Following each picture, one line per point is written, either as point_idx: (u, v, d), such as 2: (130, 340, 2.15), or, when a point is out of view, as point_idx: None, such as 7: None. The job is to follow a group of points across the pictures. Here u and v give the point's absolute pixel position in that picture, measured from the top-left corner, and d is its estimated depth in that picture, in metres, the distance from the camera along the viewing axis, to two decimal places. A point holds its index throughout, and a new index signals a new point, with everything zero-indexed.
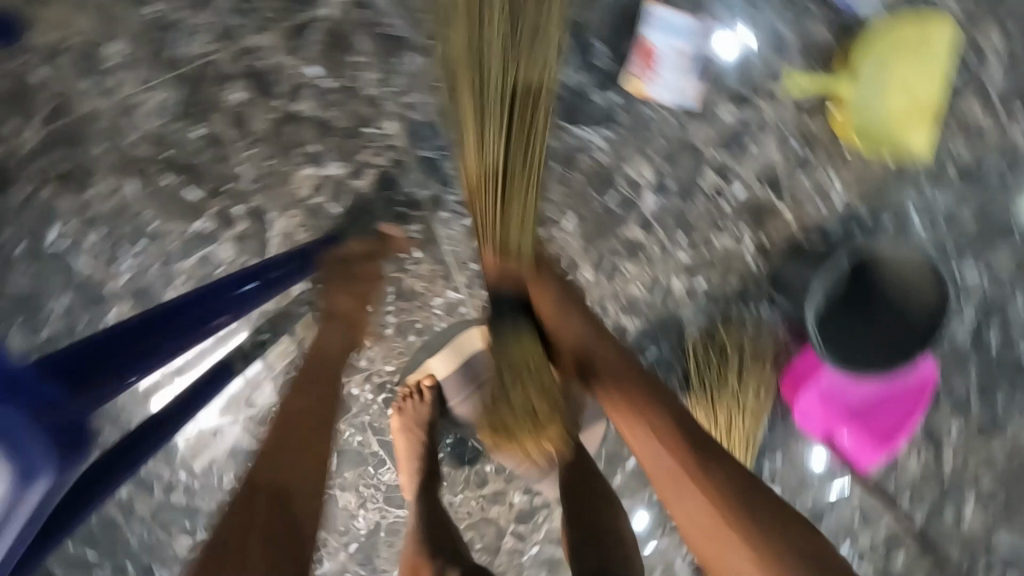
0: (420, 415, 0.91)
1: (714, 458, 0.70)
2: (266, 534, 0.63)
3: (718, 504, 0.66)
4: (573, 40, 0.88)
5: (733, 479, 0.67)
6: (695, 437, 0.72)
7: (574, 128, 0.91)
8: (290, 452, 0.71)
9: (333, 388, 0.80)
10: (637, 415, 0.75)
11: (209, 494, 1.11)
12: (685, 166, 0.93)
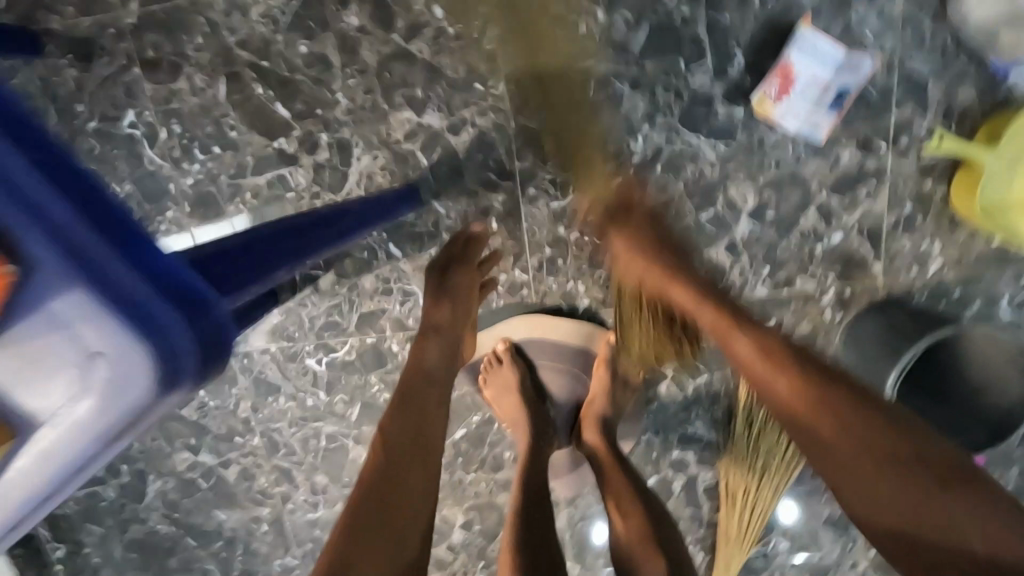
0: (507, 382, 0.97)
1: (867, 410, 0.56)
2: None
3: (892, 481, 0.52)
4: (715, 44, 0.83)
5: (903, 442, 0.54)
6: (820, 363, 0.60)
7: (689, 135, 0.87)
8: (390, 480, 0.65)
9: (430, 405, 0.74)
10: (749, 357, 0.63)
11: (223, 415, 1.09)
12: (789, 200, 0.89)
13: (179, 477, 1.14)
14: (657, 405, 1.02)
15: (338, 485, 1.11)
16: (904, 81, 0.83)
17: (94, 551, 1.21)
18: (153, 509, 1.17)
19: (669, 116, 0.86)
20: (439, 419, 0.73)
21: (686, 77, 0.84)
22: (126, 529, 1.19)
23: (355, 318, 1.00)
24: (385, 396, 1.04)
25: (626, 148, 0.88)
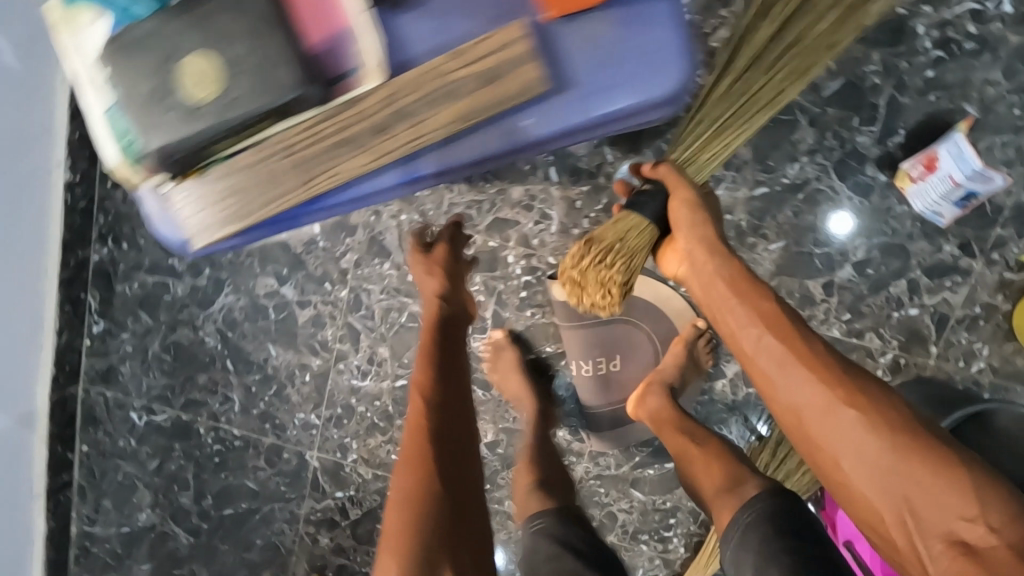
0: (510, 361, 1.12)
1: (875, 413, 0.67)
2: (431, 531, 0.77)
3: (901, 474, 0.64)
4: (888, 117, 0.99)
5: (902, 429, 0.65)
6: (832, 368, 0.71)
7: (836, 180, 1.02)
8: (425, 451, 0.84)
9: (449, 380, 0.92)
10: (774, 361, 0.74)
11: (324, 259, 1.15)
12: (888, 266, 1.05)
13: (253, 299, 1.18)
14: (708, 397, 1.13)
15: (396, 364, 1.18)
16: (1015, 206, 1.00)
17: (132, 339, 1.22)
18: (211, 320, 1.20)
19: (827, 158, 1.01)
20: (461, 386, 0.94)
21: (854, 132, 1.00)
22: (174, 330, 1.21)
23: (489, 220, 1.10)
24: (479, 299, 1.13)
25: (782, 169, 1.02)
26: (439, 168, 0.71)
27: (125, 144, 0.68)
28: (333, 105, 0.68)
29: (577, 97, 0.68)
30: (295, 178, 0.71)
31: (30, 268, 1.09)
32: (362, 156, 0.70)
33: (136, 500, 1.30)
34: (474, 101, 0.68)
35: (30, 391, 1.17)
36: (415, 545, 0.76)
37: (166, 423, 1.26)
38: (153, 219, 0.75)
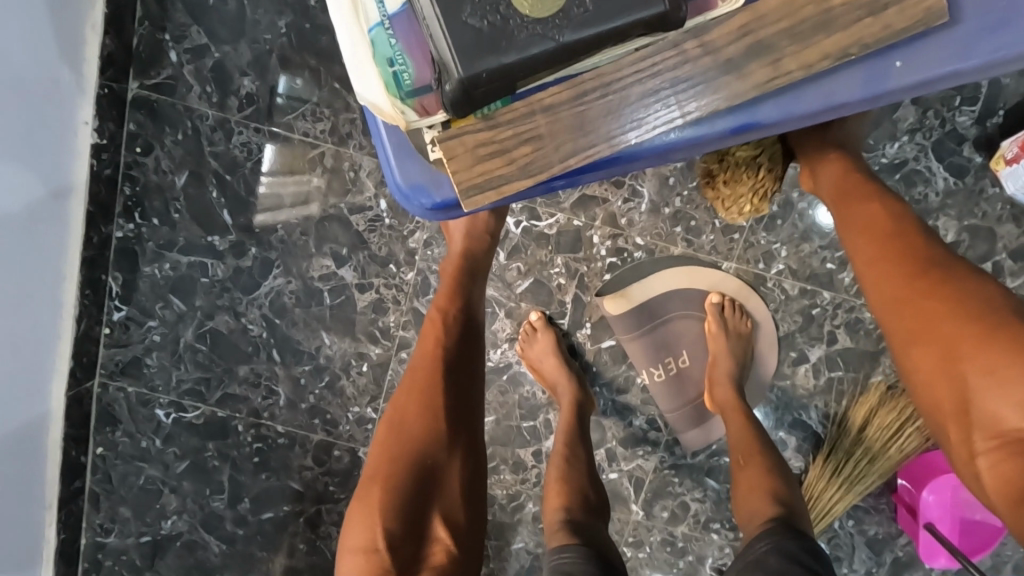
0: (548, 348, 1.04)
1: (958, 303, 0.61)
2: (399, 495, 0.77)
3: (972, 360, 0.57)
4: (988, 97, 0.98)
5: (976, 319, 0.59)
6: (926, 261, 0.66)
7: (932, 161, 1.00)
8: (413, 417, 0.82)
9: (457, 350, 0.87)
10: (862, 254, 0.72)
11: (389, 238, 1.06)
12: (977, 249, 1.03)
13: (306, 282, 1.07)
14: (787, 383, 1.09)
15: None
16: None
17: (160, 328, 1.09)
18: (256, 306, 1.08)
19: (925, 138, 1.00)
20: (471, 360, 0.88)
21: (955, 112, 0.99)
22: (210, 317, 1.08)
23: (575, 197, 1.05)
24: (560, 282, 1.07)
25: (881, 148, 1.00)
26: (777, 118, 0.52)
27: (392, 74, 0.49)
28: (679, 36, 0.49)
29: (968, 32, 0.50)
30: (610, 126, 0.50)
31: (53, 243, 0.97)
32: (703, 102, 0.50)
33: (160, 506, 1.15)
34: (859, 34, 0.49)
35: (45, 389, 1.02)
36: (397, 481, 0.78)
37: (198, 421, 1.13)
38: (400, 178, 0.55)
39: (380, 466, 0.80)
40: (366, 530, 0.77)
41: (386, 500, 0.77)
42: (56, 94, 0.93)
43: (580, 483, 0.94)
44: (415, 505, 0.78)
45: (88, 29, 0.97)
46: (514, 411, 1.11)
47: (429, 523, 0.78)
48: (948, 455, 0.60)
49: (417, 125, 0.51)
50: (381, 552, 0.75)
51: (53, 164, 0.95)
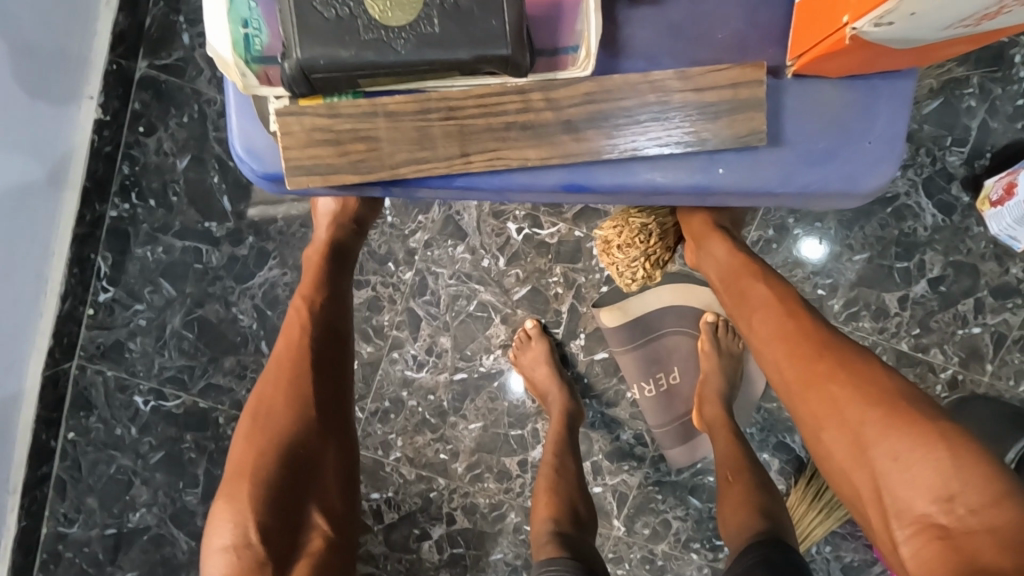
0: (537, 357, 1.04)
1: (859, 385, 0.63)
2: (267, 490, 0.72)
3: (879, 445, 0.59)
4: (979, 139, 1.02)
5: (875, 405, 0.61)
6: (819, 340, 0.69)
7: (922, 197, 1.04)
8: (280, 411, 0.76)
9: (321, 334, 0.82)
10: (763, 335, 0.74)
11: (390, 236, 1.07)
12: (960, 284, 1.07)
13: (301, 274, 1.05)
14: (773, 405, 1.11)
15: (457, 356, 1.09)
16: None
17: (146, 313, 1.06)
18: (247, 295, 1.06)
19: (917, 174, 1.03)
20: (338, 345, 0.84)
21: (945, 151, 1.02)
22: (200, 304, 1.06)
23: (578, 208, 1.05)
24: (557, 290, 1.07)
25: None
26: (613, 183, 0.59)
27: (244, 35, 0.55)
28: (527, 84, 0.56)
29: (791, 156, 0.58)
30: (449, 147, 0.57)
31: (45, 220, 0.95)
32: (536, 148, 0.57)
33: (129, 498, 1.12)
34: (700, 131, 0.57)
35: (21, 368, 0.99)
36: (262, 475, 0.72)
37: (177, 411, 1.10)
38: (238, 143, 0.60)
39: (248, 461, 0.73)
40: (235, 526, 0.71)
41: (256, 496, 0.71)
42: (62, 66, 0.92)
43: (570, 493, 0.93)
44: (284, 498, 0.72)
45: (102, 5, 0.97)
46: (502, 418, 1.11)
47: (305, 509, 0.74)
48: (879, 540, 0.61)
49: (259, 92, 0.56)
50: (255, 546, 0.70)
51: (51, 136, 0.93)
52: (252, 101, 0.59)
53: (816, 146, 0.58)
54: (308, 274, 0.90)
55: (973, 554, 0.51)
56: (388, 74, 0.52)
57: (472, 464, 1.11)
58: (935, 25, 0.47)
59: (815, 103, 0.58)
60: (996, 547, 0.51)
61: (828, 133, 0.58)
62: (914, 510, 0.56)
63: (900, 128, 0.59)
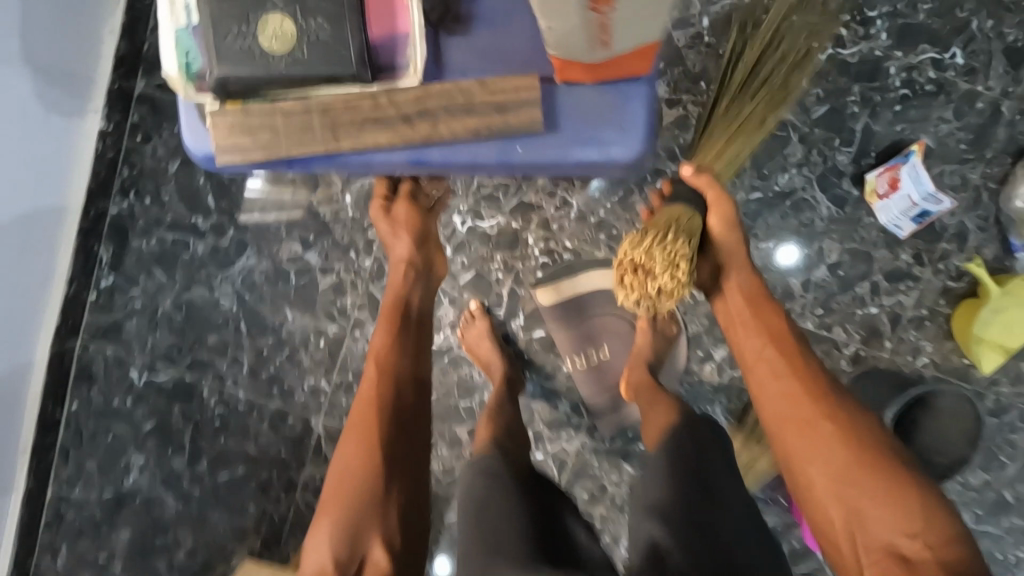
0: (480, 330, 1.19)
1: (847, 433, 0.77)
2: (342, 531, 0.83)
3: (863, 485, 0.73)
4: (863, 141, 1.17)
5: (865, 452, 0.75)
6: (822, 389, 0.82)
7: (817, 192, 1.19)
8: (357, 461, 0.88)
9: (398, 394, 0.94)
10: (774, 371, 0.85)
11: (352, 228, 1.20)
12: (856, 269, 1.21)
13: (275, 263, 1.21)
14: (695, 378, 1.25)
15: None
16: (958, 227, 1.19)
17: (141, 297, 1.22)
18: (229, 281, 1.22)
19: (811, 171, 1.18)
20: (409, 402, 0.95)
21: (834, 152, 1.17)
22: (188, 288, 1.22)
23: (516, 204, 1.21)
24: (498, 276, 1.22)
25: (774, 178, 1.19)
26: (444, 159, 0.83)
27: (187, 62, 0.80)
28: (376, 91, 0.82)
29: (563, 138, 0.81)
30: (323, 133, 0.82)
31: (54, 215, 1.12)
32: (385, 134, 0.82)
33: (124, 463, 1.27)
34: (490, 122, 0.81)
35: (31, 342, 1.15)
36: (351, 511, 0.84)
37: (167, 384, 1.25)
38: (186, 134, 0.84)
39: (331, 504, 0.86)
40: (323, 554, 0.82)
41: (337, 531, 0.83)
42: (70, 82, 1.09)
43: (507, 425, 1.05)
44: (359, 532, 0.83)
45: (106, 31, 1.14)
46: (452, 390, 1.25)
47: (366, 544, 0.83)
48: (843, 564, 0.75)
49: (196, 98, 0.82)
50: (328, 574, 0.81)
51: (55, 141, 1.09)
52: (196, 108, 0.83)
53: (581, 135, 0.81)
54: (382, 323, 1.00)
55: None
56: (280, 82, 0.79)
57: None
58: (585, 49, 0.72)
59: (577, 102, 0.81)
60: (946, 575, 0.65)
61: (586, 123, 0.81)
62: (884, 539, 0.70)
63: (641, 115, 0.80)
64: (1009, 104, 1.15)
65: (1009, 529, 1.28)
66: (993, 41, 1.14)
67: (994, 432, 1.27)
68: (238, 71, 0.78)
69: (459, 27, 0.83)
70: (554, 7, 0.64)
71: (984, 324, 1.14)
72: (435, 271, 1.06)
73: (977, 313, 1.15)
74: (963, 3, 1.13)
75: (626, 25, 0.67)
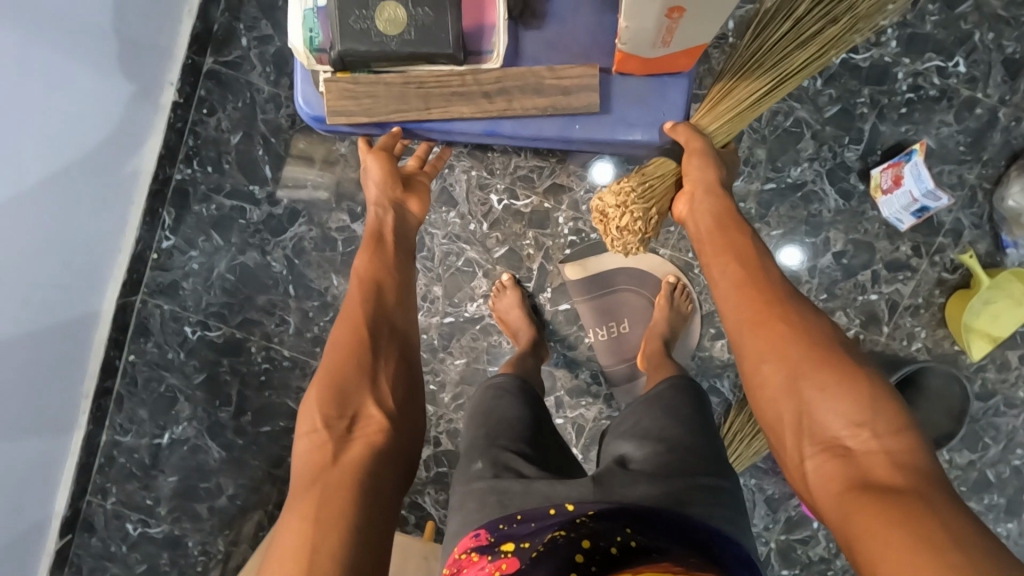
0: (511, 301, 1.29)
1: (801, 334, 0.78)
2: (329, 399, 0.83)
3: (809, 381, 0.73)
4: (869, 140, 1.27)
5: (814, 349, 0.75)
6: (775, 294, 0.83)
7: (826, 185, 1.29)
8: (339, 341, 0.90)
9: (384, 286, 0.98)
10: (731, 280, 0.88)
11: None
12: (859, 258, 1.31)
13: (324, 231, 1.31)
14: (706, 353, 1.34)
15: (447, 303, 1.34)
16: (954, 223, 1.28)
17: (198, 258, 1.32)
18: (281, 247, 1.32)
19: (822, 166, 1.29)
20: (394, 293, 0.98)
21: (844, 148, 1.28)
22: (242, 252, 1.32)
23: (549, 185, 1.31)
24: (529, 251, 1.33)
25: (787, 170, 1.30)
26: (515, 131, 0.99)
27: (309, 37, 0.96)
28: (464, 70, 0.97)
29: (615, 119, 0.98)
30: (417, 103, 0.98)
31: (129, 176, 1.23)
32: (467, 107, 0.97)
33: (175, 412, 1.37)
34: (556, 102, 0.97)
35: (101, 292, 1.26)
36: (341, 377, 0.85)
37: (218, 339, 1.35)
38: (301, 99, 1.00)
39: (317, 381, 0.85)
40: (311, 414, 0.82)
41: (324, 396, 0.83)
42: (153, 57, 1.20)
43: (525, 372, 1.13)
44: (347, 392, 0.84)
45: (185, 12, 1.25)
46: (481, 356, 1.35)
47: (361, 404, 0.84)
48: (786, 461, 0.75)
49: (315, 67, 0.98)
50: (319, 432, 0.81)
51: (142, 104, 1.20)
52: (310, 75, 1.00)
53: (628, 117, 0.98)
54: (366, 246, 1.03)
55: (866, 468, 0.65)
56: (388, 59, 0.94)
57: (456, 395, 1.35)
58: (648, 44, 0.87)
59: (628, 90, 0.97)
60: (889, 466, 0.64)
61: (635, 109, 0.98)
62: (827, 433, 0.70)
63: (681, 101, 0.96)
64: (1005, 111, 1.25)
65: (989, 506, 1.38)
66: (993, 53, 1.24)
67: (979, 414, 1.37)
68: (354, 49, 0.92)
69: (535, 22, 0.98)
70: (635, 10, 0.80)
71: (971, 312, 1.25)
72: (410, 209, 1.09)
73: (966, 301, 1.25)
74: (968, 15, 1.24)
75: (689, 28, 0.82)
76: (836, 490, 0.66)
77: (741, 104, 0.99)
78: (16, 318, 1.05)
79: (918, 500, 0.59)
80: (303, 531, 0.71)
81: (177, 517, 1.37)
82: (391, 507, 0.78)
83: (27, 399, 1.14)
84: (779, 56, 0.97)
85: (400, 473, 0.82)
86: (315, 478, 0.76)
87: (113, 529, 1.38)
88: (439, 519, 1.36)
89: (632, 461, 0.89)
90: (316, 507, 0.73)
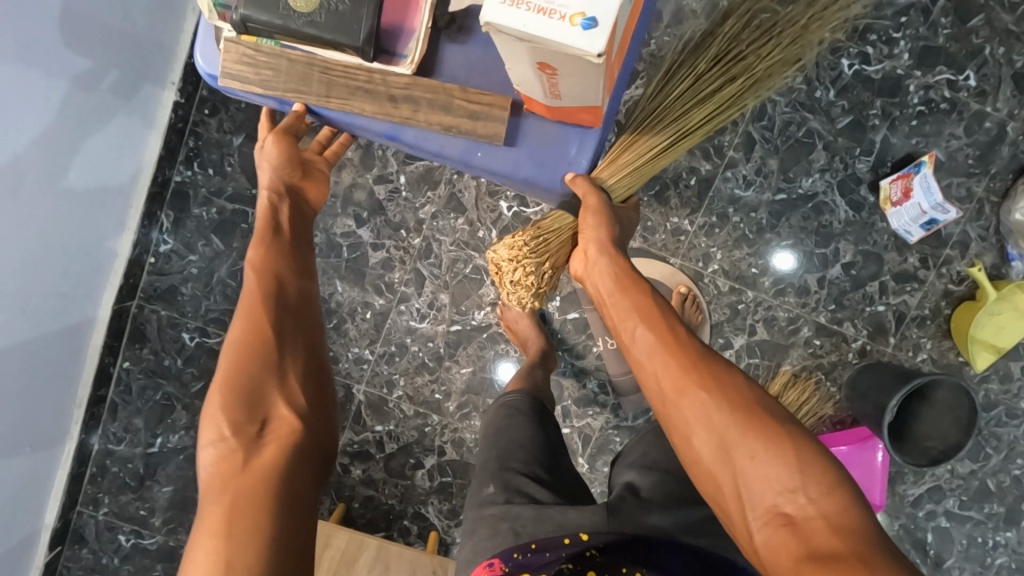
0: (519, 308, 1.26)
1: (722, 394, 0.71)
2: (227, 403, 0.74)
3: (739, 447, 0.67)
4: (879, 151, 1.28)
5: (735, 411, 0.69)
6: (692, 353, 0.76)
7: (837, 196, 1.29)
8: (236, 339, 0.80)
9: (283, 276, 0.88)
10: (643, 345, 0.80)
11: (404, 207, 1.31)
12: (868, 269, 1.31)
13: (328, 236, 1.32)
14: None
15: (454, 311, 1.32)
16: (962, 235, 1.29)
17: (198, 263, 1.29)
18: None
19: (833, 177, 1.29)
20: (298, 283, 0.90)
21: (854, 160, 1.28)
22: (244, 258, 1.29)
23: None
24: None
25: (799, 181, 1.29)
26: (416, 142, 0.94)
27: None
28: (370, 68, 0.91)
29: (523, 154, 0.93)
30: (319, 89, 0.92)
31: (129, 177, 1.19)
32: (369, 105, 0.91)
33: (171, 420, 1.32)
34: (459, 123, 0.91)
35: (97, 298, 1.21)
36: (244, 377, 0.76)
37: (218, 347, 1.31)
38: (197, 51, 0.95)
39: (217, 382, 0.76)
40: (215, 421, 0.73)
41: (229, 398, 0.74)
42: (157, 57, 1.17)
43: (536, 384, 1.10)
44: (254, 393, 0.76)
45: (188, 10, 1.21)
46: (488, 365, 1.32)
47: (271, 404, 0.76)
48: (734, 532, 0.68)
49: (219, 23, 0.90)
50: (227, 440, 0.72)
51: (147, 103, 1.18)
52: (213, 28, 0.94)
53: (539, 151, 0.93)
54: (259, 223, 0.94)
55: (808, 538, 0.60)
56: (287, 34, 0.86)
57: (462, 404, 1.33)
58: (536, 91, 0.80)
59: (537, 129, 0.93)
60: (829, 531, 0.60)
61: (543, 146, 0.93)
62: (762, 503, 0.64)
63: (589, 154, 0.92)
64: (1013, 125, 1.26)
65: (989, 515, 1.39)
66: (1003, 67, 1.25)
67: (982, 425, 1.38)
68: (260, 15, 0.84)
69: (460, 37, 0.92)
70: (511, 57, 0.72)
71: (976, 323, 1.25)
72: (308, 196, 1.03)
73: (972, 312, 1.25)
74: (979, 29, 1.24)
75: (570, 88, 0.75)
76: (784, 563, 0.61)
77: (641, 159, 0.98)
78: (9, 326, 1.01)
79: (862, 569, 0.55)
80: (217, 551, 0.63)
81: (172, 529, 1.33)
82: (314, 512, 0.71)
83: (20, 409, 1.10)
84: (678, 110, 0.96)
85: (320, 476, 0.75)
86: (225, 488, 0.67)
87: (104, 541, 1.33)
88: (442, 529, 1.33)
89: (640, 489, 0.86)
90: (227, 521, 0.65)
